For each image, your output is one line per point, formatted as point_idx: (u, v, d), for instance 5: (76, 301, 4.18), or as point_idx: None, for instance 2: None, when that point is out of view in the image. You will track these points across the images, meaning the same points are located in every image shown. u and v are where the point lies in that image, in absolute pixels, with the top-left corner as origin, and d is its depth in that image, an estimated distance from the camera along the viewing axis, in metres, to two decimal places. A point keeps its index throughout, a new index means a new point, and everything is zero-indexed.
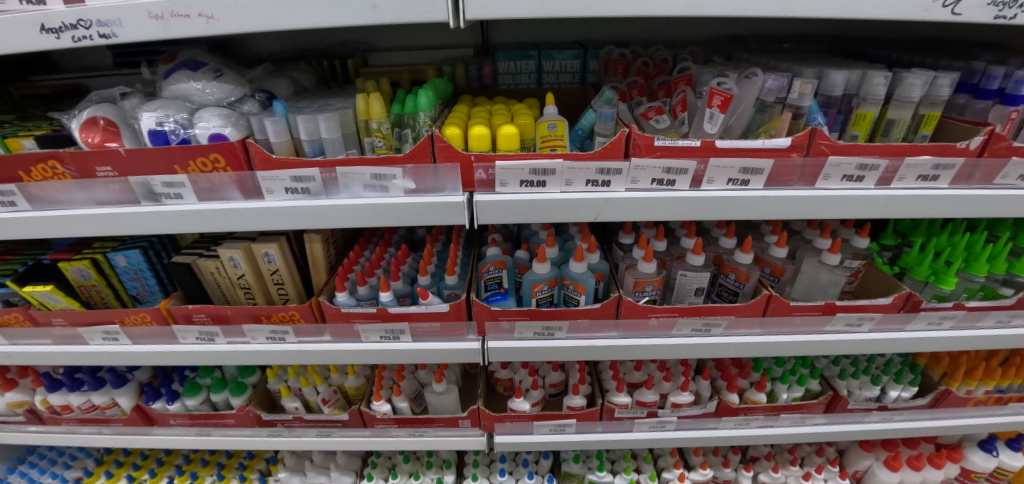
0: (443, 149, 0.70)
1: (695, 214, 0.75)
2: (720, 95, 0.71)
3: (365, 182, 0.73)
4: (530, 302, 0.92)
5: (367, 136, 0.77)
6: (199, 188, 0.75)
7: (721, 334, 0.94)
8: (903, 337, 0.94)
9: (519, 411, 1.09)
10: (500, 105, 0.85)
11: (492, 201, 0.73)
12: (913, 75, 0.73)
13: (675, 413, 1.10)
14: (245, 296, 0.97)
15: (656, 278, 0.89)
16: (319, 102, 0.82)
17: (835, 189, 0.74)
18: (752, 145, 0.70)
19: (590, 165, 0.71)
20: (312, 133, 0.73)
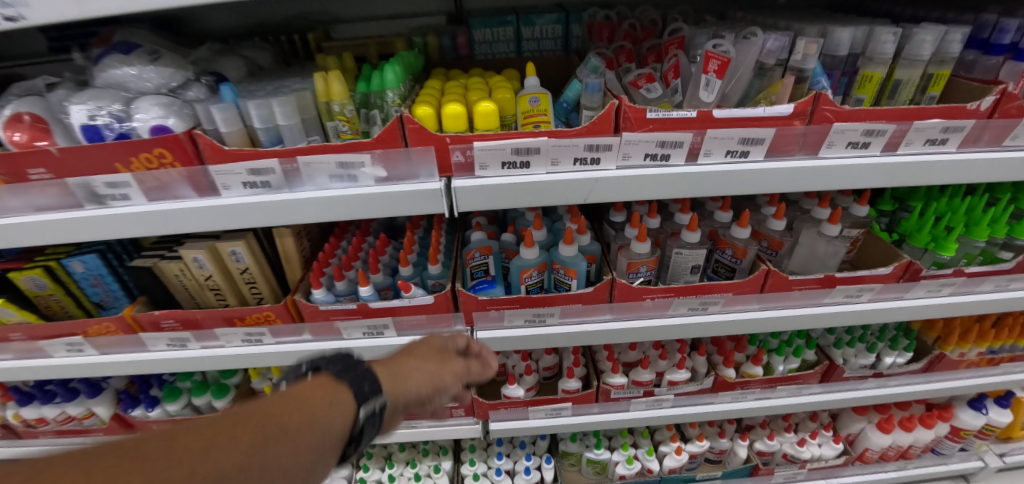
0: (414, 131, 0.63)
1: (692, 192, 0.70)
2: (716, 59, 0.65)
3: (331, 172, 0.66)
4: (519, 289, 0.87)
5: (329, 120, 0.69)
6: (148, 187, 0.68)
7: (718, 311, 0.90)
8: (902, 305, 0.92)
9: (513, 398, 1.06)
10: (476, 78, 0.77)
11: (472, 186, 0.67)
12: (923, 29, 0.67)
13: (672, 391, 1.08)
14: (215, 297, 0.91)
15: (650, 258, 0.85)
16: (274, 84, 0.73)
17: (839, 157, 0.70)
18: (751, 113, 0.65)
19: (576, 142, 0.65)
20: (267, 120, 0.65)
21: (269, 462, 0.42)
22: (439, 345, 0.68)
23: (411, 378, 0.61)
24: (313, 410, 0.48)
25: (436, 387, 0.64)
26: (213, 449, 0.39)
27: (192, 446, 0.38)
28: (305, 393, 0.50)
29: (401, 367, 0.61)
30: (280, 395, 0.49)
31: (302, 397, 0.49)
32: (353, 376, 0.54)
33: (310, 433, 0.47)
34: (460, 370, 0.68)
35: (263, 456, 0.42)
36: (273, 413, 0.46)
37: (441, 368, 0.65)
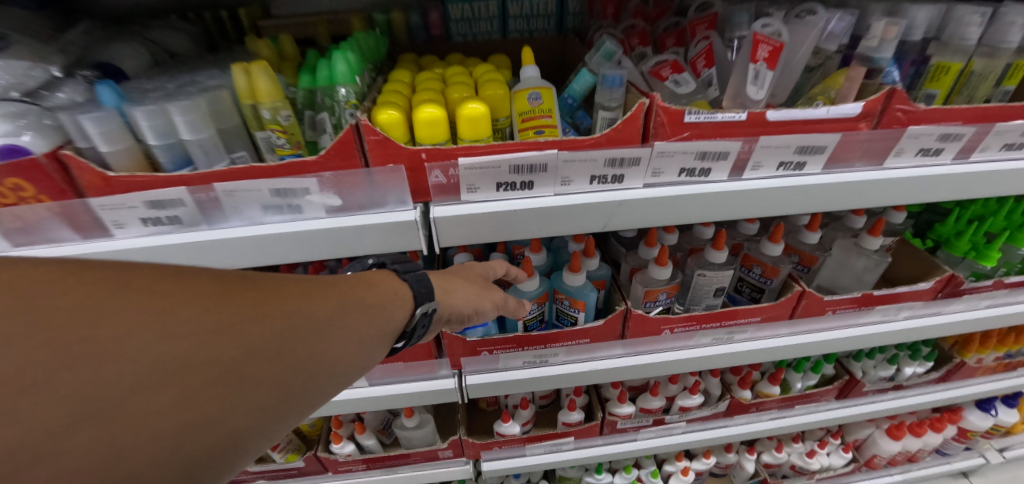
0: (376, 144, 0.46)
1: (736, 213, 0.55)
2: (767, 44, 0.51)
3: (265, 202, 0.49)
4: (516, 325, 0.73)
5: (259, 129, 0.51)
6: (6, 228, 0.48)
7: (744, 339, 0.79)
8: (940, 322, 0.83)
9: (508, 436, 0.94)
10: (456, 68, 0.60)
11: (457, 215, 0.50)
12: (1012, 9, 0.54)
13: (684, 418, 0.98)
14: None
15: (671, 284, 0.71)
16: (183, 79, 0.54)
17: (905, 168, 0.57)
18: (812, 115, 0.51)
19: (595, 156, 0.49)
20: (165, 133, 0.46)
21: (315, 343, 0.37)
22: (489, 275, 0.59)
23: (460, 293, 0.53)
24: (366, 303, 0.43)
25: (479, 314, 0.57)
26: (255, 314, 0.34)
27: (235, 305, 0.33)
28: (357, 283, 0.44)
29: (454, 280, 0.53)
30: (332, 278, 0.43)
31: (353, 286, 0.43)
32: (415, 276, 0.49)
33: (359, 323, 0.41)
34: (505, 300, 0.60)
35: (308, 337, 0.37)
36: (324, 292, 0.40)
37: (491, 290, 0.57)
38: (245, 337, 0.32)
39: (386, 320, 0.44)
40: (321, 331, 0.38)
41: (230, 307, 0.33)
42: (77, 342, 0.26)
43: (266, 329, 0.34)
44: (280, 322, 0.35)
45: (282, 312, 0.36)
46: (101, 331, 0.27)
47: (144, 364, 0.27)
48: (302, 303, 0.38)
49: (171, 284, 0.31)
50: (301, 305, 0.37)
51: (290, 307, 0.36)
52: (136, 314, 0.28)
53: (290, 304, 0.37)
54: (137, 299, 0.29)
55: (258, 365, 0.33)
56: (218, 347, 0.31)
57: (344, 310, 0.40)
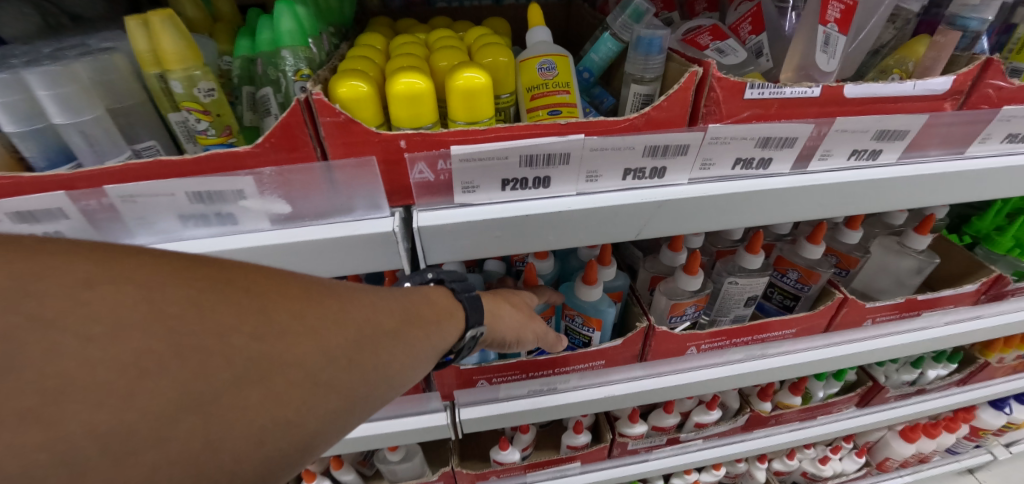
0: (337, 127, 0.34)
1: (798, 215, 0.44)
2: (839, 0, 0.40)
3: (182, 209, 0.35)
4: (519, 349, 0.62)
5: (173, 109, 0.37)
6: None
7: (776, 353, 0.69)
8: (986, 326, 0.74)
9: (508, 464, 0.82)
10: (443, 31, 0.47)
11: (448, 225, 0.37)
12: None
13: (700, 435, 0.89)
14: None
15: (699, 295, 0.61)
16: (76, 40, 0.40)
17: (988, 155, 0.48)
18: (894, 90, 0.41)
19: (634, 143, 0.37)
20: (33, 113, 0.33)
21: (393, 350, 0.30)
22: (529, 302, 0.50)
23: (506, 319, 0.44)
24: (440, 315, 0.36)
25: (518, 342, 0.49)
26: (341, 314, 0.27)
27: (322, 303, 0.27)
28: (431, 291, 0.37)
29: (499, 304, 0.44)
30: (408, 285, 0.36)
31: (428, 294, 0.36)
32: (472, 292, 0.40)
33: (438, 337, 0.35)
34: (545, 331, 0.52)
35: (395, 345, 0.30)
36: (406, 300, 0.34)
37: (536, 322, 0.48)
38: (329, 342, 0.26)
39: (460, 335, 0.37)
40: (407, 341, 0.31)
41: (317, 303, 0.27)
42: (162, 322, 0.20)
43: (353, 331, 0.28)
44: (366, 324, 0.29)
45: (367, 314, 0.29)
46: (164, 312, 0.20)
47: (230, 358, 0.21)
48: (386, 306, 0.31)
49: (257, 271, 0.26)
50: (385, 307, 0.31)
51: (374, 309, 0.30)
52: (222, 300, 0.23)
53: (375, 305, 0.30)
54: (224, 286, 0.23)
55: (337, 378, 0.26)
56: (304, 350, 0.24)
57: (425, 318, 0.34)
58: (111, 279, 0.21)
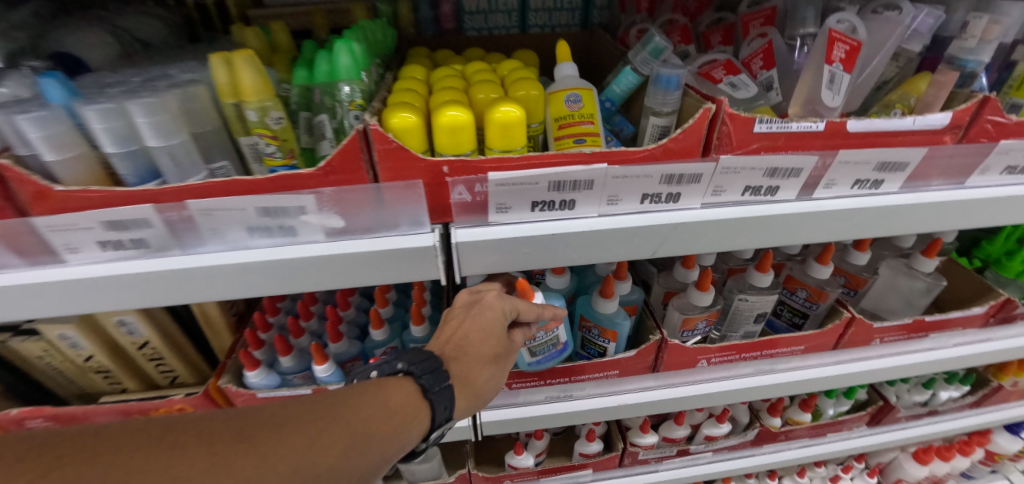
0: (389, 154, 0.38)
1: (804, 238, 0.48)
2: (844, 42, 0.44)
3: (250, 222, 0.40)
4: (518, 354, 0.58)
5: (244, 134, 0.42)
6: None
7: (786, 368, 0.71)
8: (995, 349, 0.75)
9: (521, 469, 0.85)
10: (479, 64, 0.52)
11: (483, 240, 0.42)
12: None
13: (709, 448, 0.91)
14: (105, 380, 0.64)
15: (711, 310, 0.64)
16: (156, 71, 0.46)
17: (989, 186, 0.50)
18: (895, 126, 0.44)
19: (651, 171, 0.41)
20: (128, 138, 0.38)
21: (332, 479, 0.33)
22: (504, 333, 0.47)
23: (479, 384, 0.45)
24: (396, 420, 0.38)
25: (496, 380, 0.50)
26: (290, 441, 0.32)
27: (267, 438, 0.32)
28: (386, 387, 0.40)
29: (476, 368, 0.45)
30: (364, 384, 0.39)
31: (382, 392, 0.39)
32: (436, 384, 0.41)
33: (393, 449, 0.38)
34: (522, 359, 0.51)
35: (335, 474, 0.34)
36: (358, 402, 0.37)
37: (507, 361, 0.48)
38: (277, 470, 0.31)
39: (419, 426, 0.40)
40: (356, 447, 0.35)
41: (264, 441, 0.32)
42: None
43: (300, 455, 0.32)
44: (316, 446, 0.33)
45: (316, 435, 0.34)
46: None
47: None
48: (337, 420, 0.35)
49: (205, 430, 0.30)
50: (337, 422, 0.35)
51: (323, 428, 0.34)
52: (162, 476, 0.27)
53: (324, 425, 0.35)
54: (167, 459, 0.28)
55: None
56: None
57: (380, 423, 0.37)
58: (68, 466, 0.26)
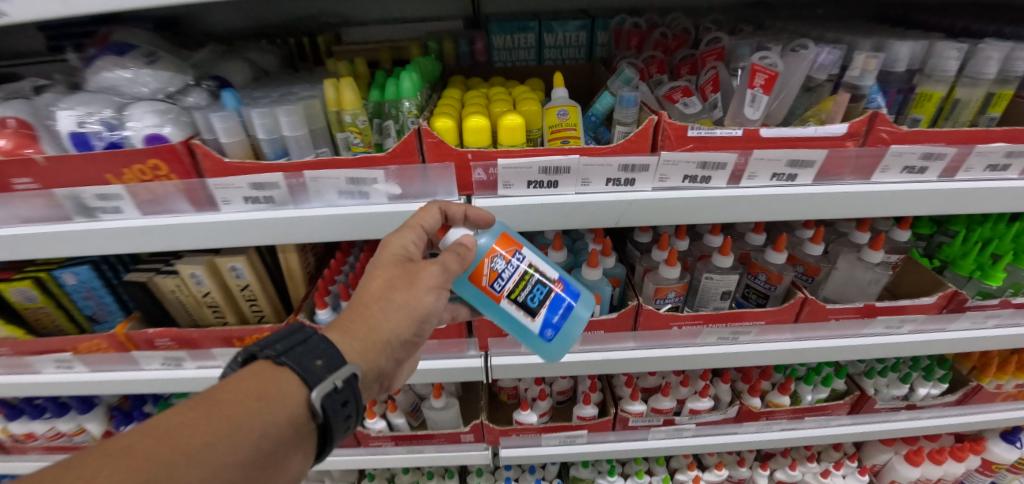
0: (433, 146, 0.58)
1: (736, 218, 0.63)
2: (764, 73, 0.60)
3: (340, 188, 0.60)
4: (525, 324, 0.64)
5: (339, 131, 0.64)
6: (141, 200, 0.62)
7: (749, 341, 0.85)
8: (945, 338, 0.86)
9: (526, 424, 1.01)
10: (499, 88, 0.72)
11: (494, 206, 0.61)
12: (990, 45, 0.61)
13: (693, 420, 1.03)
14: (213, 314, 0.85)
15: (679, 283, 0.80)
16: (281, 89, 0.68)
17: (892, 183, 0.64)
18: (802, 133, 0.58)
19: (610, 161, 0.59)
20: (271, 130, 0.59)
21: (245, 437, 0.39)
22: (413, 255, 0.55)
23: (380, 317, 0.51)
24: (278, 388, 0.43)
25: (417, 322, 0.54)
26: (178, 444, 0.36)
27: (155, 446, 0.35)
28: (259, 372, 0.44)
29: (368, 306, 0.51)
30: (234, 376, 0.43)
31: (257, 376, 0.43)
32: (301, 353, 0.45)
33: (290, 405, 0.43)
34: (439, 282, 0.55)
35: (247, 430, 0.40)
36: (235, 395, 0.41)
37: (418, 283, 0.53)
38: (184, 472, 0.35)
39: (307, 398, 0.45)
40: (249, 430, 0.40)
41: (155, 448, 0.35)
42: None
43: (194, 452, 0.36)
44: (208, 440, 0.37)
45: (203, 433, 0.38)
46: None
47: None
48: (223, 413, 0.39)
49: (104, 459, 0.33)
50: (220, 416, 0.39)
51: (208, 424, 0.38)
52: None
53: (210, 421, 0.38)
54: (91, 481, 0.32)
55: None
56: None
57: (273, 394, 0.43)
58: None
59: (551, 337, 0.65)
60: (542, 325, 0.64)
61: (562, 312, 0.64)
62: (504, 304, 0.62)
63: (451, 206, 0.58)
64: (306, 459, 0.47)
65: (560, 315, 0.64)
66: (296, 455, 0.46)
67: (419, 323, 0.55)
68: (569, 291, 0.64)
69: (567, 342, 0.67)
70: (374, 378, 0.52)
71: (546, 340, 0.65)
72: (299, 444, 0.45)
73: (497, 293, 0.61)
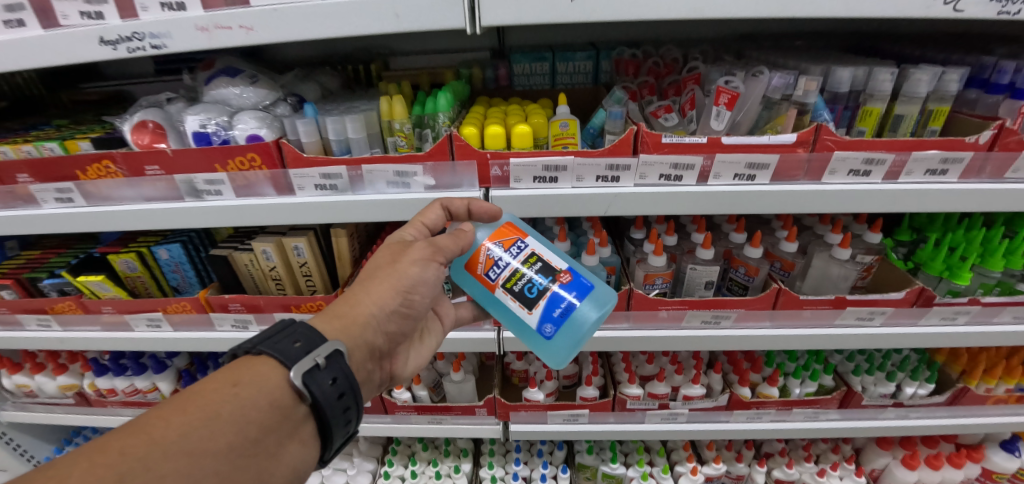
0: (460, 147, 0.74)
1: (703, 209, 0.78)
2: (727, 93, 0.74)
3: (389, 179, 0.79)
4: (524, 317, 0.76)
5: (390, 136, 0.83)
6: (237, 185, 0.82)
7: (730, 326, 0.95)
8: (915, 331, 0.94)
9: (534, 401, 1.13)
10: (515, 106, 0.89)
11: (507, 196, 0.78)
12: (921, 70, 0.74)
13: (687, 405, 1.12)
14: (276, 287, 1.03)
15: (666, 271, 0.93)
16: (345, 104, 0.87)
17: (841, 184, 0.75)
18: (758, 141, 0.72)
19: (599, 162, 0.74)
20: (340, 132, 0.79)
21: (237, 407, 0.54)
22: (408, 240, 0.74)
23: (374, 293, 0.69)
24: (258, 373, 0.58)
25: (400, 292, 0.70)
26: (159, 437, 0.47)
27: (135, 442, 0.46)
28: (238, 368, 0.58)
29: (359, 290, 0.70)
30: (214, 375, 0.56)
31: (233, 371, 0.57)
32: (275, 342, 0.60)
33: (269, 383, 0.57)
34: (424, 256, 0.71)
35: (236, 403, 0.54)
36: (216, 388, 0.54)
37: (402, 258, 0.71)
38: (165, 458, 0.46)
39: (282, 382, 0.58)
40: (230, 416, 0.53)
41: (135, 444, 0.46)
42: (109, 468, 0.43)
43: (175, 441, 0.48)
44: (190, 428, 0.49)
45: (185, 424, 0.50)
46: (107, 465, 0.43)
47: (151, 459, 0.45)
48: (203, 405, 0.52)
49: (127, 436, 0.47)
50: (200, 408, 0.52)
51: (190, 416, 0.51)
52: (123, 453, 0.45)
53: (188, 413, 0.50)
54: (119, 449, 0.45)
55: (206, 457, 0.49)
56: (155, 471, 0.45)
57: (253, 377, 0.57)
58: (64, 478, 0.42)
59: (550, 334, 0.75)
60: (539, 320, 0.74)
61: (563, 309, 0.73)
62: (500, 293, 0.76)
63: (454, 203, 0.76)
64: (302, 446, 0.60)
65: (559, 313, 0.73)
66: (288, 439, 0.58)
67: (402, 295, 0.71)
68: (569, 288, 0.73)
69: (570, 341, 0.75)
70: (365, 347, 0.69)
71: (546, 336, 0.75)
72: (288, 429, 0.58)
73: (492, 282, 0.76)
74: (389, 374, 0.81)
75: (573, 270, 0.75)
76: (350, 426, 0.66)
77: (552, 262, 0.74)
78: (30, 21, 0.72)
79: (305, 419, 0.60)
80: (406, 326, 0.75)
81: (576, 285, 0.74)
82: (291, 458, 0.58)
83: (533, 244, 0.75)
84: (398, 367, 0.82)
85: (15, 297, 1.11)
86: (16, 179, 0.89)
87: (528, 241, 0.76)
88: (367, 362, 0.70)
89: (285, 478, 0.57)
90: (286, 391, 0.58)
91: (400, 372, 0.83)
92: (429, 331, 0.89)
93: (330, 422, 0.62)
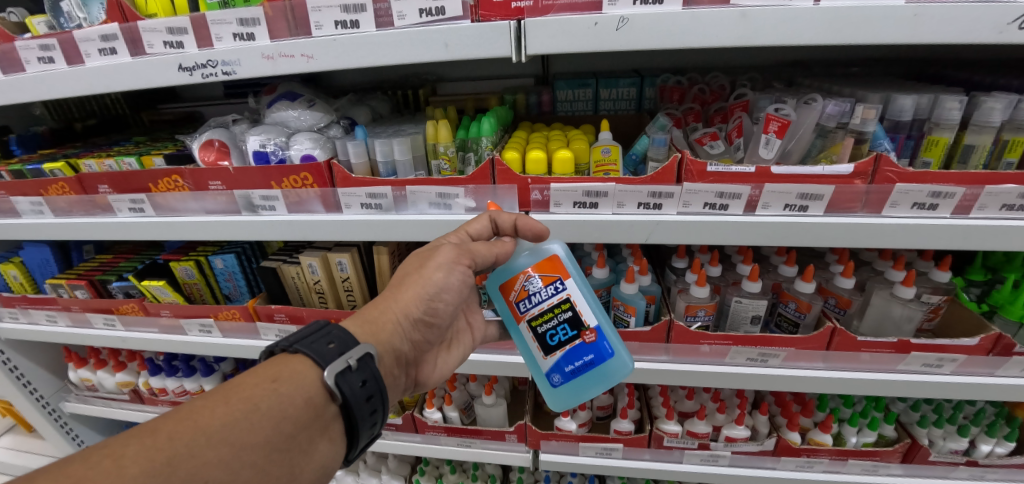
0: (502, 171, 0.76)
1: (752, 240, 0.74)
2: (776, 121, 0.72)
3: (431, 200, 0.81)
4: (538, 359, 0.78)
5: (434, 159, 0.86)
6: (290, 202, 0.86)
7: (778, 365, 0.90)
8: (993, 382, 0.84)
9: (566, 431, 1.10)
10: (557, 132, 0.90)
11: (546, 220, 0.78)
12: (993, 98, 0.70)
13: (729, 448, 1.05)
14: (318, 300, 1.07)
15: (710, 303, 0.89)
16: (393, 128, 0.91)
17: (904, 217, 0.70)
18: (810, 172, 0.69)
19: (641, 189, 0.74)
20: (387, 154, 0.83)
21: (270, 400, 0.55)
22: (438, 243, 0.76)
23: (395, 296, 0.73)
24: (293, 371, 0.59)
25: (424, 299, 0.73)
26: (204, 425, 0.50)
27: (182, 428, 0.49)
28: (276, 365, 0.59)
29: (385, 296, 0.73)
30: (254, 369, 0.58)
31: (272, 367, 0.59)
32: (311, 341, 0.62)
33: (302, 382, 0.59)
34: (449, 260, 0.73)
35: (270, 399, 0.55)
36: (256, 383, 0.56)
37: (428, 263, 0.73)
38: (208, 446, 0.49)
39: (317, 381, 0.60)
40: (268, 410, 0.54)
41: (183, 430, 0.48)
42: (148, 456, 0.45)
43: (218, 430, 0.50)
44: (229, 419, 0.51)
45: (227, 414, 0.51)
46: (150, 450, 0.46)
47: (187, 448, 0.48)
48: (244, 398, 0.53)
49: (174, 421, 0.49)
50: (241, 400, 0.53)
51: (231, 407, 0.52)
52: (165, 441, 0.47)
53: (230, 405, 0.52)
54: (162, 434, 0.48)
55: (238, 449, 0.50)
56: (195, 462, 0.47)
57: (286, 374, 0.58)
58: (111, 459, 0.44)
59: (557, 383, 0.78)
60: (551, 367, 0.77)
61: (576, 365, 0.75)
62: (524, 326, 0.77)
63: (501, 215, 0.73)
64: (331, 443, 0.61)
65: (571, 368, 0.76)
66: (319, 438, 0.60)
67: (425, 302, 0.74)
68: (587, 348, 0.74)
69: (572, 395, 0.78)
70: (391, 353, 0.71)
71: (553, 383, 0.78)
72: (319, 427, 0.59)
73: (519, 313, 0.76)
74: (415, 379, 0.82)
75: (600, 331, 0.74)
76: (375, 427, 0.67)
77: (583, 317, 0.73)
78: (121, 49, 0.80)
79: (335, 418, 0.61)
80: (431, 333, 0.79)
81: (596, 347, 0.74)
82: (321, 455, 0.60)
83: (571, 289, 0.73)
84: (424, 374, 0.83)
85: (87, 297, 1.21)
86: (97, 190, 0.98)
87: (567, 284, 0.73)
88: (394, 367, 0.72)
89: (314, 474, 0.59)
90: (320, 390, 0.60)
91: (425, 379, 0.84)
92: (458, 341, 0.89)
93: (359, 422, 0.63)
